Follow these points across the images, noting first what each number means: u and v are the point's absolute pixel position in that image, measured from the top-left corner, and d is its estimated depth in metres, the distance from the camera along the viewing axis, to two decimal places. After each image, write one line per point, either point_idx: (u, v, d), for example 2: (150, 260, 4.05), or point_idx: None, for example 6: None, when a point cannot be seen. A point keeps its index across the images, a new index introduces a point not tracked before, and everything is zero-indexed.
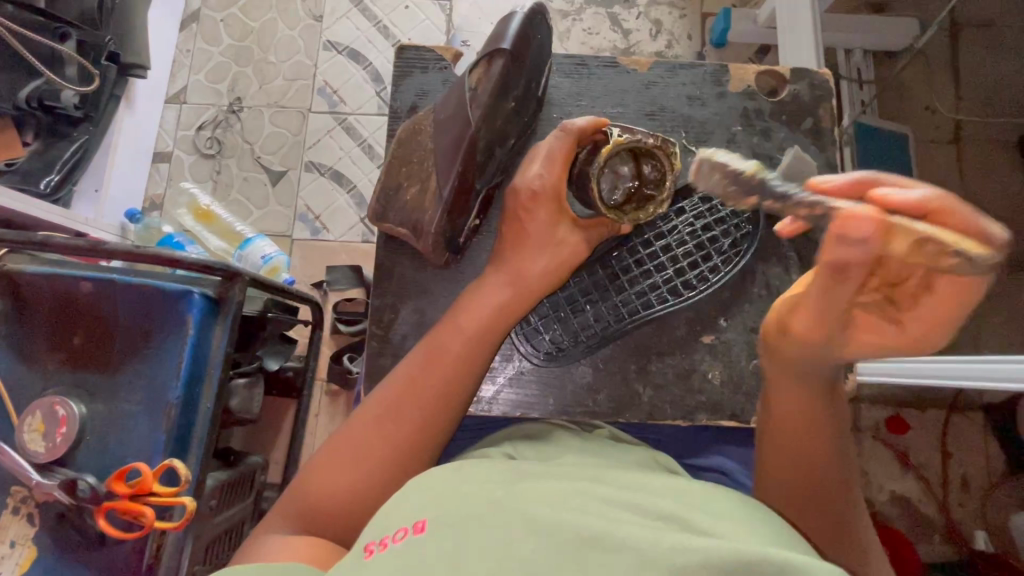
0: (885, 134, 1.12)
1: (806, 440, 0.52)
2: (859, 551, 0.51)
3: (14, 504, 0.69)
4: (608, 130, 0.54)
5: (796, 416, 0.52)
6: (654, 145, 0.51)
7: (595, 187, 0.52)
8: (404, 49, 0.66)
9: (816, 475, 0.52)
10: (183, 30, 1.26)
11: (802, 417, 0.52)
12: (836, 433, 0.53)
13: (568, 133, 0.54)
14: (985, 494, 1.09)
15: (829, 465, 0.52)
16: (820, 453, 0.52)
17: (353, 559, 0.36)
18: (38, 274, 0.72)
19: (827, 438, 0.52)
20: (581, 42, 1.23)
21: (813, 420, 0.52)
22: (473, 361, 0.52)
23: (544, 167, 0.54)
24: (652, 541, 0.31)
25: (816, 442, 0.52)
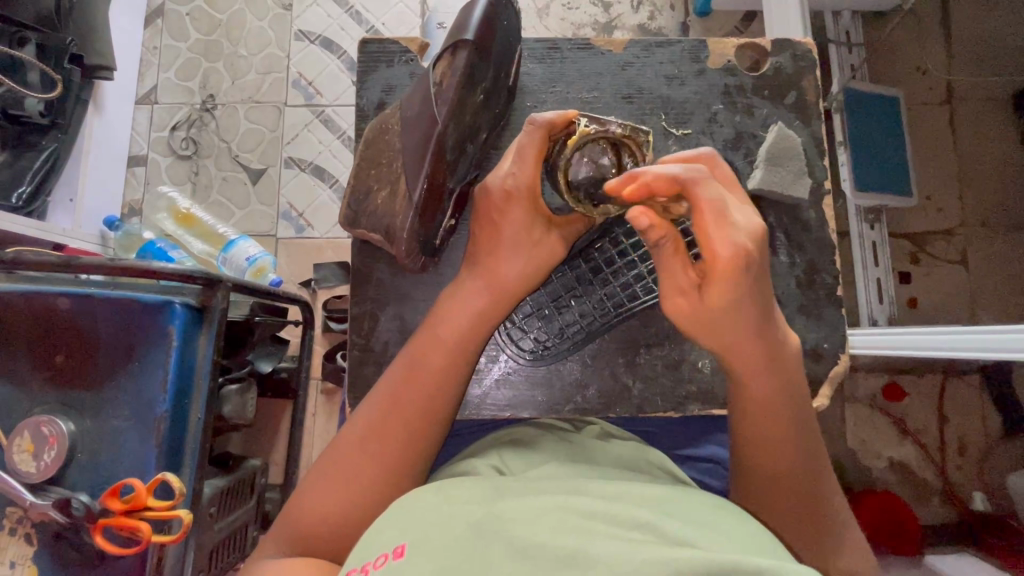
0: (876, 97, 1.09)
1: (773, 423, 0.49)
2: (828, 521, 0.52)
3: (10, 525, 0.69)
4: (577, 122, 0.51)
5: (767, 393, 0.49)
6: (623, 134, 0.50)
7: (561, 179, 0.52)
8: (367, 42, 0.63)
9: (786, 443, 0.50)
10: (148, 27, 1.22)
11: (763, 400, 0.49)
12: (804, 404, 0.51)
13: (538, 127, 0.51)
14: (981, 456, 1.10)
15: (790, 435, 0.50)
16: (783, 423, 0.50)
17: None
18: (14, 293, 0.70)
19: (790, 411, 0.50)
20: (561, 19, 1.19)
21: (773, 400, 0.49)
22: (454, 369, 0.51)
23: (515, 166, 0.52)
24: (624, 553, 0.32)
25: (784, 420, 0.50)
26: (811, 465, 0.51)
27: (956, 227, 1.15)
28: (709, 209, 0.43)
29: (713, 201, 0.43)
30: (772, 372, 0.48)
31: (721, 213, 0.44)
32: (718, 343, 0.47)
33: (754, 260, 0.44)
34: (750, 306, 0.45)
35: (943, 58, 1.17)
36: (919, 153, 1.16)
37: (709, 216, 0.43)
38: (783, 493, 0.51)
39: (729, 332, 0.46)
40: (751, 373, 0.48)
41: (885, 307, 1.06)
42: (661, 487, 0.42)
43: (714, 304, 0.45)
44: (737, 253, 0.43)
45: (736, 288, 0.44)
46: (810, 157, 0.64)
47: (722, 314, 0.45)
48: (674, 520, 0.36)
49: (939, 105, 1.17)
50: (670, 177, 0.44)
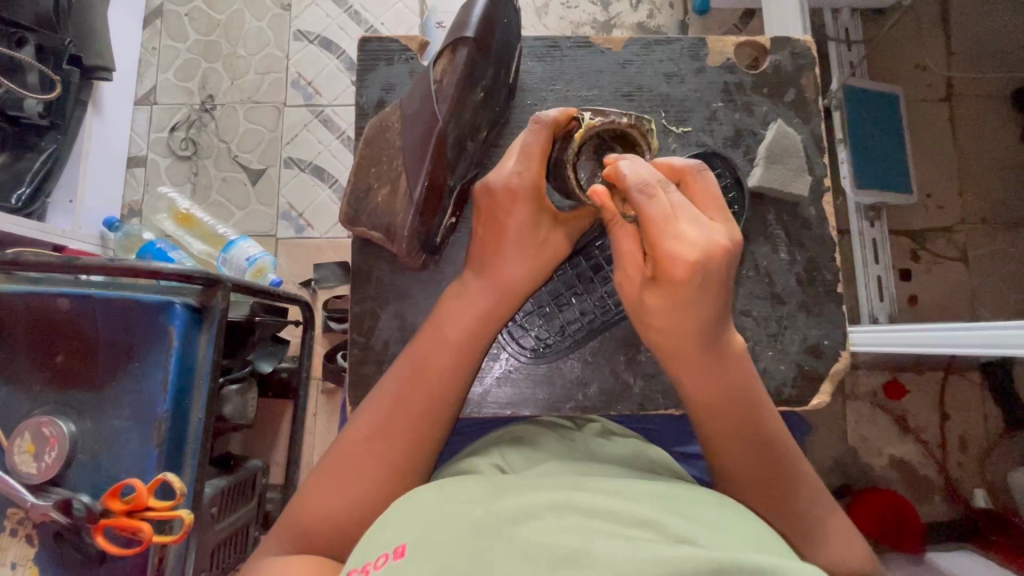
0: (876, 95, 1.09)
1: (729, 430, 0.50)
2: (815, 520, 0.51)
3: (11, 526, 0.69)
4: (579, 118, 0.52)
5: (715, 396, 0.49)
6: (628, 124, 0.50)
7: (572, 176, 0.52)
8: (366, 41, 0.63)
9: (742, 443, 0.50)
10: (147, 28, 1.22)
11: (709, 410, 0.49)
12: (762, 411, 0.50)
13: (542, 125, 0.51)
14: (982, 453, 1.10)
15: (746, 434, 0.50)
16: (736, 424, 0.49)
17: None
18: (14, 294, 0.70)
19: (744, 411, 0.50)
20: (560, 18, 1.19)
21: (718, 409, 0.49)
22: (455, 367, 0.51)
23: (521, 164, 0.52)
24: (624, 552, 0.32)
25: (737, 429, 0.50)
26: (788, 466, 0.51)
27: (957, 224, 1.15)
28: (657, 215, 0.43)
29: (660, 212, 0.43)
30: (712, 382, 0.48)
31: (670, 220, 0.43)
32: (659, 347, 0.48)
33: (704, 273, 0.42)
34: (691, 313, 0.45)
35: (943, 56, 1.17)
36: (919, 151, 1.16)
37: (654, 222, 0.43)
38: (754, 496, 0.51)
39: (664, 336, 0.47)
40: (693, 379, 0.48)
41: (886, 304, 1.06)
42: (663, 485, 0.42)
43: (653, 304, 0.45)
44: (675, 263, 0.42)
45: (677, 296, 0.44)
46: (809, 154, 0.64)
47: (666, 317, 0.45)
48: (675, 518, 0.36)
49: (939, 103, 1.17)
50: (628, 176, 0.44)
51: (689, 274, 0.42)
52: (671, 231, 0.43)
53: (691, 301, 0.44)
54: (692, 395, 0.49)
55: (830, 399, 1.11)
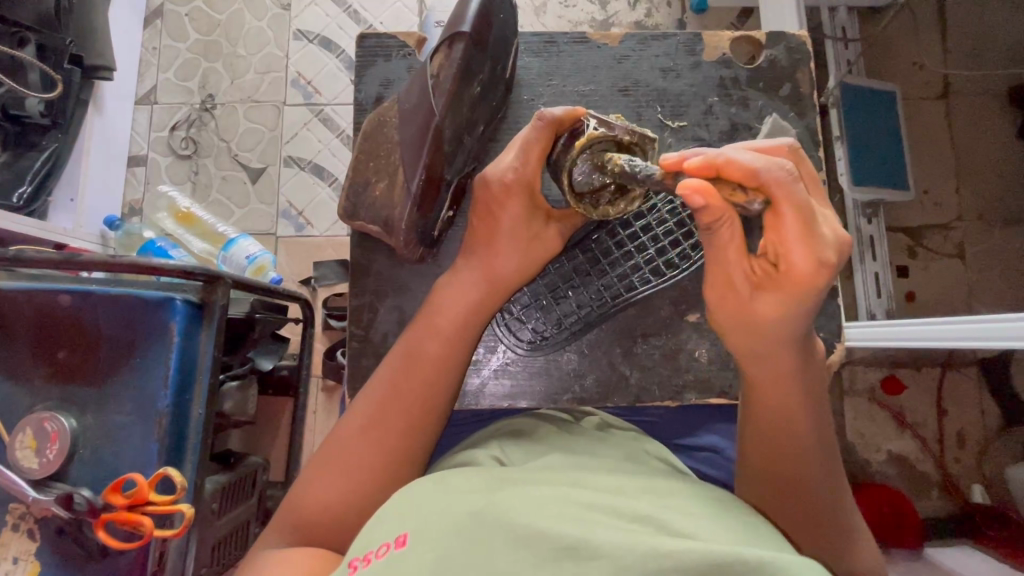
0: (873, 92, 1.09)
1: (795, 425, 0.49)
2: (834, 523, 0.52)
3: (13, 521, 0.69)
4: (585, 121, 0.50)
5: (786, 399, 0.49)
6: (631, 141, 0.48)
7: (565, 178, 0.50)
8: (364, 37, 0.64)
9: (802, 447, 0.50)
10: (148, 28, 1.23)
11: (788, 410, 0.49)
12: (822, 413, 0.51)
13: (546, 123, 0.51)
14: (980, 448, 1.11)
15: (806, 436, 0.50)
16: (802, 426, 0.50)
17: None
18: (16, 290, 0.71)
19: (809, 413, 0.50)
20: (558, 16, 1.20)
21: (795, 409, 0.49)
22: (452, 358, 0.52)
23: (519, 160, 0.52)
24: (623, 543, 0.32)
25: (805, 428, 0.50)
26: (822, 469, 0.52)
27: (954, 221, 1.15)
28: (792, 214, 0.41)
29: (798, 206, 0.41)
30: (791, 381, 0.48)
31: (809, 222, 0.41)
32: (754, 354, 0.47)
33: (833, 277, 0.43)
34: (798, 317, 0.44)
35: (939, 53, 1.18)
36: (916, 147, 1.17)
37: (790, 219, 0.41)
38: (787, 495, 0.51)
39: (766, 343, 0.46)
40: (778, 382, 0.48)
41: (883, 300, 1.07)
42: (660, 479, 0.42)
43: (769, 310, 0.44)
44: (808, 268, 0.42)
45: (791, 301, 0.43)
46: (804, 148, 0.65)
47: (772, 321, 0.45)
48: (672, 511, 0.37)
49: (936, 99, 1.17)
50: (748, 165, 0.41)
51: (813, 281, 0.42)
52: (807, 229, 0.41)
53: (802, 305, 0.43)
54: (769, 393, 0.49)
55: (827, 395, 1.12)
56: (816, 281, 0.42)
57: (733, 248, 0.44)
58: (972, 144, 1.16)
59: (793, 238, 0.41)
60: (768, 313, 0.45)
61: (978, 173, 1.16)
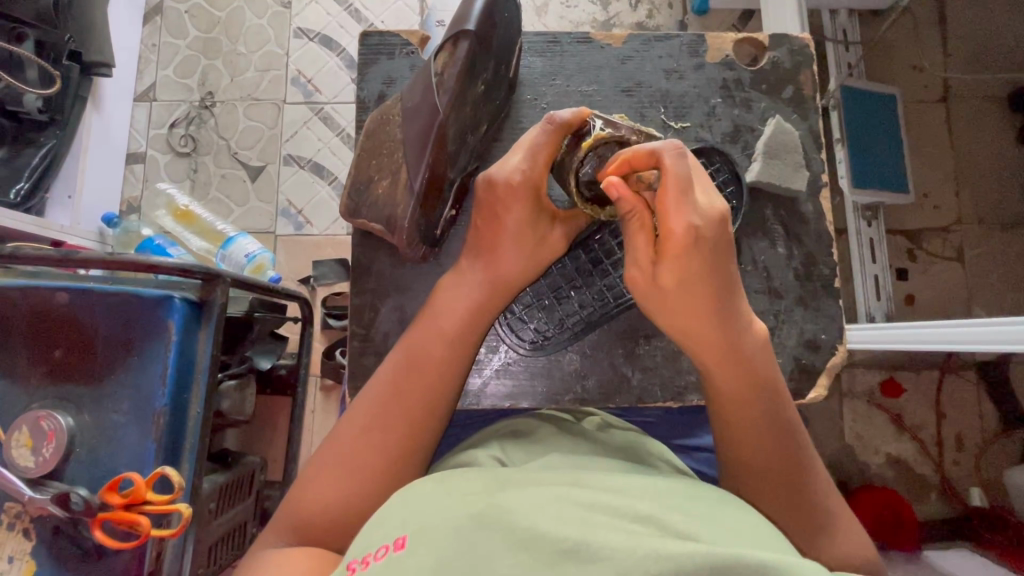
0: (873, 95, 1.09)
1: (745, 412, 0.50)
2: (830, 524, 0.51)
3: (9, 520, 0.69)
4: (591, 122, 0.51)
5: (734, 384, 0.49)
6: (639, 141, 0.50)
7: (573, 182, 0.52)
8: (367, 35, 0.64)
9: (764, 434, 0.50)
10: (147, 25, 1.22)
11: (738, 394, 0.49)
12: (783, 403, 0.51)
13: (555, 126, 0.51)
14: (979, 451, 1.11)
15: (766, 428, 0.50)
16: (759, 413, 0.50)
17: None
18: (12, 287, 0.70)
19: (765, 400, 0.50)
20: (559, 17, 1.20)
21: (743, 395, 0.49)
22: (456, 359, 0.52)
23: (526, 161, 0.51)
24: (626, 546, 0.32)
25: (763, 416, 0.50)
26: (800, 463, 0.51)
27: (953, 224, 1.15)
28: (675, 183, 0.45)
29: (678, 179, 0.45)
30: (736, 366, 0.49)
31: (685, 188, 0.46)
32: (674, 329, 0.50)
33: (704, 238, 0.47)
34: (699, 284, 0.47)
35: (940, 56, 1.18)
36: (915, 151, 1.17)
37: (670, 190, 0.45)
38: (770, 492, 0.50)
39: (679, 313, 0.48)
40: (709, 366, 0.50)
41: (883, 303, 1.07)
42: (662, 480, 0.42)
43: (666, 280, 0.47)
44: (687, 231, 0.46)
45: (681, 268, 0.47)
46: (807, 150, 0.65)
47: (672, 291, 0.48)
48: (676, 514, 0.37)
49: (936, 103, 1.18)
50: (648, 151, 0.45)
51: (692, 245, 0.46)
52: (682, 203, 0.46)
53: (693, 270, 0.47)
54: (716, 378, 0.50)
55: (828, 397, 1.12)
56: (699, 245, 0.46)
57: (639, 235, 0.48)
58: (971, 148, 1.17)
59: (672, 218, 0.46)
60: (669, 284, 0.47)
61: (977, 177, 1.16)
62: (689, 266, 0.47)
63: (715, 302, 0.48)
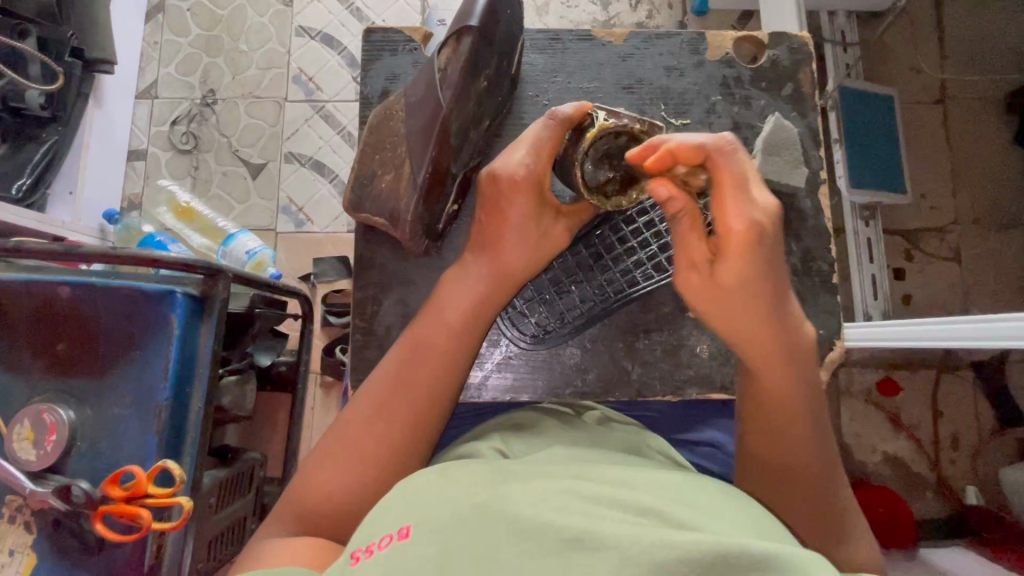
0: (871, 96, 1.10)
1: (788, 413, 0.50)
2: (837, 528, 0.51)
3: (10, 513, 0.69)
4: (592, 115, 0.52)
5: (774, 383, 0.50)
6: (641, 130, 0.51)
7: (578, 171, 0.51)
8: (371, 32, 0.64)
9: (792, 434, 0.50)
10: (149, 22, 1.22)
11: (779, 392, 0.50)
12: (820, 406, 0.51)
13: (557, 122, 0.51)
14: (974, 450, 1.12)
15: (801, 429, 0.50)
16: (796, 413, 0.50)
17: (342, 567, 0.38)
18: (15, 281, 0.71)
19: (804, 402, 0.50)
20: (560, 16, 1.20)
21: (789, 394, 0.49)
22: (459, 352, 0.52)
23: (529, 157, 0.52)
24: (630, 534, 0.33)
25: (802, 417, 0.50)
26: (825, 465, 0.51)
27: (949, 224, 1.16)
28: (730, 177, 0.47)
29: (734, 174, 0.47)
30: (782, 365, 0.49)
31: (741, 184, 0.47)
32: (728, 327, 0.49)
33: (766, 236, 0.47)
34: (757, 284, 0.47)
35: (937, 58, 1.19)
36: (913, 151, 1.18)
37: (726, 185, 0.47)
38: (787, 492, 0.50)
39: (735, 312, 0.48)
40: (764, 365, 0.50)
41: (880, 302, 1.08)
42: (664, 473, 0.42)
43: (727, 276, 0.47)
44: (750, 225, 0.46)
45: (744, 266, 0.47)
46: (805, 148, 0.65)
47: (732, 289, 0.48)
48: (678, 506, 0.37)
49: (933, 104, 1.18)
50: (693, 143, 0.46)
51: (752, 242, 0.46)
52: (743, 197, 0.47)
53: (757, 268, 0.47)
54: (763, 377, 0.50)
55: (825, 395, 1.13)
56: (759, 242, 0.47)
57: (690, 233, 0.49)
58: (967, 149, 1.17)
59: (731, 213, 0.46)
60: (727, 279, 0.47)
61: (973, 177, 1.17)
62: (752, 262, 0.47)
63: (773, 301, 0.48)
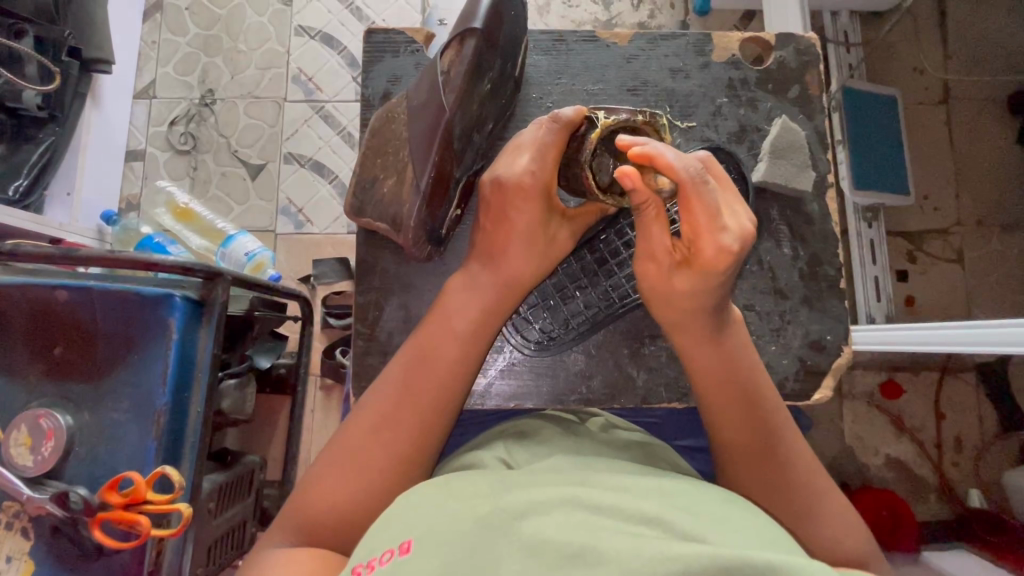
0: (874, 97, 1.09)
1: (731, 401, 0.50)
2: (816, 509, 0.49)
3: (7, 519, 0.68)
4: (592, 115, 0.50)
5: (713, 374, 0.50)
6: (642, 122, 0.49)
7: (589, 175, 0.50)
8: (372, 33, 0.63)
9: (745, 422, 0.50)
10: (147, 22, 1.21)
11: (720, 383, 0.50)
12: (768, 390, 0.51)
13: (560, 125, 0.50)
14: (978, 453, 1.11)
15: (750, 417, 0.50)
16: (742, 402, 0.50)
17: None
18: (12, 285, 0.70)
19: (748, 390, 0.51)
20: (561, 16, 1.20)
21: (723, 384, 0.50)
22: (464, 359, 0.51)
23: (535, 163, 0.51)
24: (634, 549, 0.32)
25: (737, 406, 0.50)
26: (784, 451, 0.50)
27: (953, 226, 1.16)
28: (702, 205, 0.44)
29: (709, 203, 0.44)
30: (720, 355, 0.50)
31: (715, 213, 0.44)
32: (674, 327, 0.50)
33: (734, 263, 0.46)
34: (710, 294, 0.47)
35: (941, 59, 1.18)
36: (916, 153, 1.17)
37: (700, 219, 0.44)
38: (755, 477, 0.50)
39: (683, 315, 0.49)
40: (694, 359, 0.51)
41: (883, 305, 1.07)
42: (669, 481, 0.42)
43: (680, 286, 0.48)
44: (717, 253, 0.45)
45: (699, 278, 0.46)
46: (813, 151, 0.65)
47: (683, 297, 0.48)
48: (683, 515, 0.37)
49: (937, 104, 1.18)
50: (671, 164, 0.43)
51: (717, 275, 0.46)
52: (713, 224, 0.45)
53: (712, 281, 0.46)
54: (700, 370, 0.51)
55: (828, 398, 1.12)
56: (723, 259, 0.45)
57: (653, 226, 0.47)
58: (970, 150, 1.17)
59: (702, 238, 0.45)
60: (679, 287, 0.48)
61: (976, 178, 1.16)
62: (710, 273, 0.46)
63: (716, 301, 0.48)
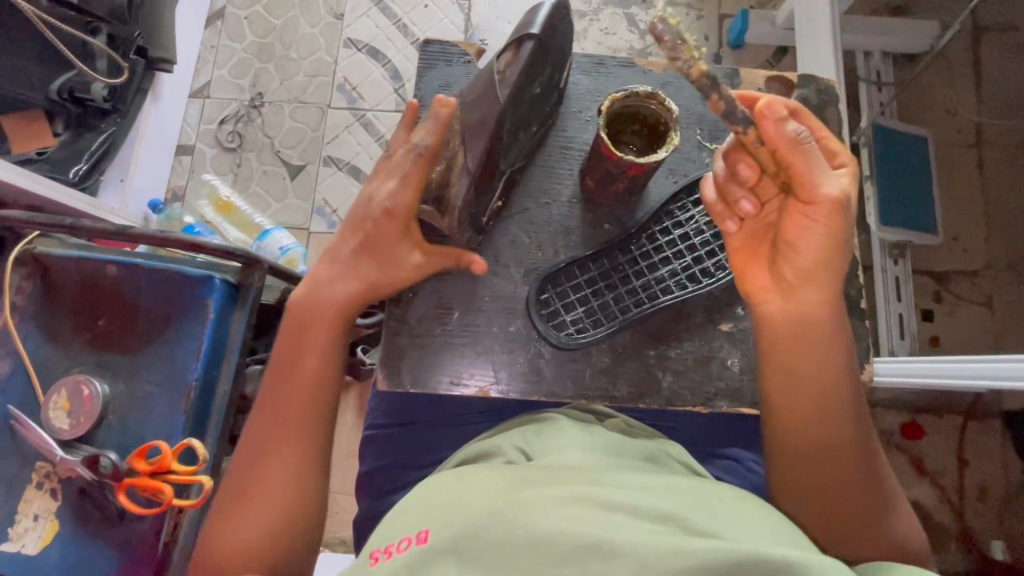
0: (903, 136, 1.11)
1: (807, 409, 0.52)
2: (884, 505, 0.53)
3: (38, 478, 0.71)
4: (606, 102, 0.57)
5: (809, 379, 0.52)
6: (646, 96, 0.57)
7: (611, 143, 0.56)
8: (427, 44, 0.68)
9: (828, 429, 0.52)
10: (208, 28, 1.30)
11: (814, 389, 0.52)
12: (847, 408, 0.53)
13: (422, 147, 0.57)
14: (1003, 504, 1.07)
15: (835, 422, 0.52)
16: (821, 408, 0.52)
17: (362, 564, 0.39)
18: (67, 258, 0.74)
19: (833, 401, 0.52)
20: (598, 42, 1.24)
21: (809, 379, 0.52)
22: (306, 365, 0.60)
23: (398, 187, 0.58)
24: (650, 545, 0.34)
25: (831, 408, 0.52)
26: (856, 452, 0.53)
27: (982, 268, 1.14)
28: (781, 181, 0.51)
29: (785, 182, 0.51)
30: (812, 363, 0.52)
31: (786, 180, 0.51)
32: (781, 334, 0.53)
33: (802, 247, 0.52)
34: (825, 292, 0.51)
35: (973, 103, 1.19)
36: (947, 193, 1.17)
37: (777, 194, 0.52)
38: (822, 473, 0.52)
39: (793, 326, 0.52)
40: (784, 349, 0.52)
41: (906, 343, 1.04)
42: (682, 478, 0.43)
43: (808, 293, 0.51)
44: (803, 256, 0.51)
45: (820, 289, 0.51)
46: None
47: (802, 302, 0.51)
48: (699, 513, 0.37)
49: (968, 147, 1.18)
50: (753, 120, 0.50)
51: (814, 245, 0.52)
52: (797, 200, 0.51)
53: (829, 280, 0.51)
54: (791, 379, 0.53)
55: None
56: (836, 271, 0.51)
57: (795, 160, 0.48)
58: (1000, 193, 1.16)
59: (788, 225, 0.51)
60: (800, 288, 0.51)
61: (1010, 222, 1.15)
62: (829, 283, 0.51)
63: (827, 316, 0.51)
